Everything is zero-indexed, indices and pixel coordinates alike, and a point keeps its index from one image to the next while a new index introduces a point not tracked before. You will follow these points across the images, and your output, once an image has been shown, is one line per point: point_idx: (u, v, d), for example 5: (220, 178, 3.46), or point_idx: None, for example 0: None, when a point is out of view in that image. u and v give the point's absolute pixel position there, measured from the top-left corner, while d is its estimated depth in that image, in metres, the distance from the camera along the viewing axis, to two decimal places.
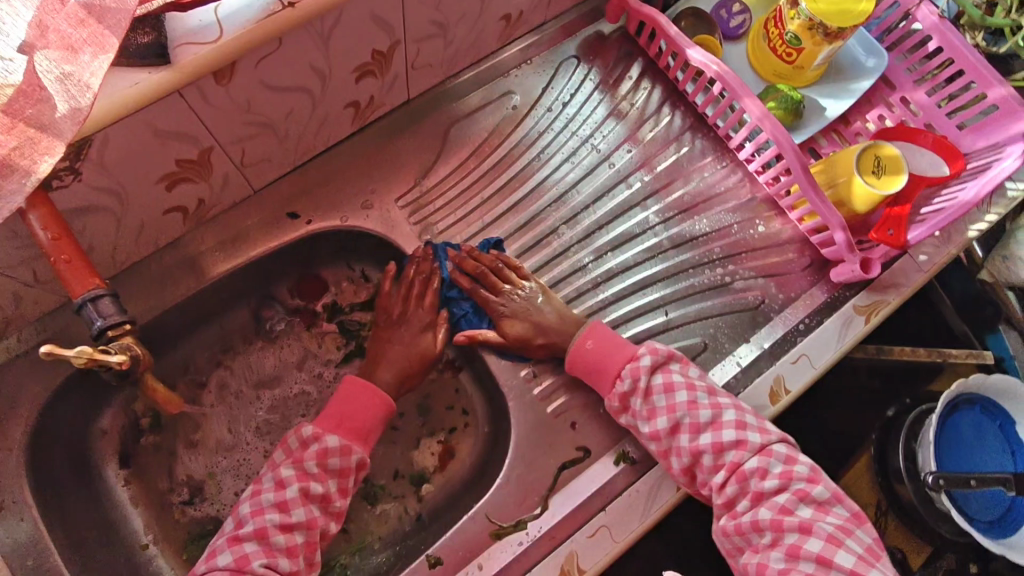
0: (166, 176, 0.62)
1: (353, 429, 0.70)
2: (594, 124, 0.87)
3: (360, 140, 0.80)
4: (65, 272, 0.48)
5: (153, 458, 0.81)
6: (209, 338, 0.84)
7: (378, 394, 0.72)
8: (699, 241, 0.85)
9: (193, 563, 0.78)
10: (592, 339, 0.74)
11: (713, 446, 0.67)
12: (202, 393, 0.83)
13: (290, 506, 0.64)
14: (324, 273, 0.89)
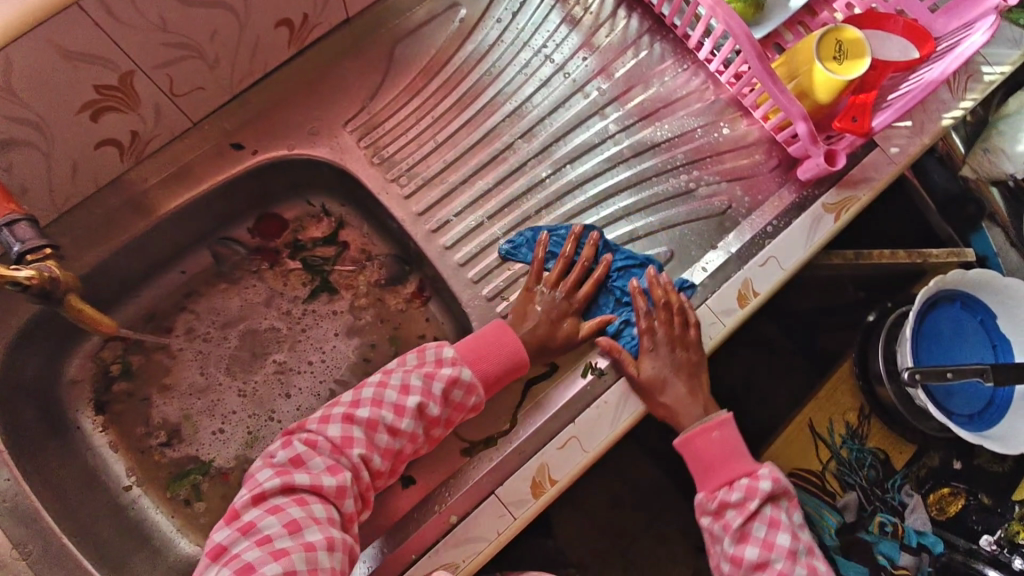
0: (88, 104, 0.60)
1: (490, 367, 0.68)
2: (547, 33, 0.84)
3: (301, 65, 0.77)
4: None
5: (127, 404, 0.81)
6: (171, 282, 0.83)
7: (515, 349, 0.69)
8: (662, 147, 0.83)
9: (176, 502, 0.79)
10: (718, 431, 0.70)
11: (786, 555, 0.63)
12: (169, 337, 0.83)
13: (399, 415, 0.63)
14: (283, 210, 0.87)
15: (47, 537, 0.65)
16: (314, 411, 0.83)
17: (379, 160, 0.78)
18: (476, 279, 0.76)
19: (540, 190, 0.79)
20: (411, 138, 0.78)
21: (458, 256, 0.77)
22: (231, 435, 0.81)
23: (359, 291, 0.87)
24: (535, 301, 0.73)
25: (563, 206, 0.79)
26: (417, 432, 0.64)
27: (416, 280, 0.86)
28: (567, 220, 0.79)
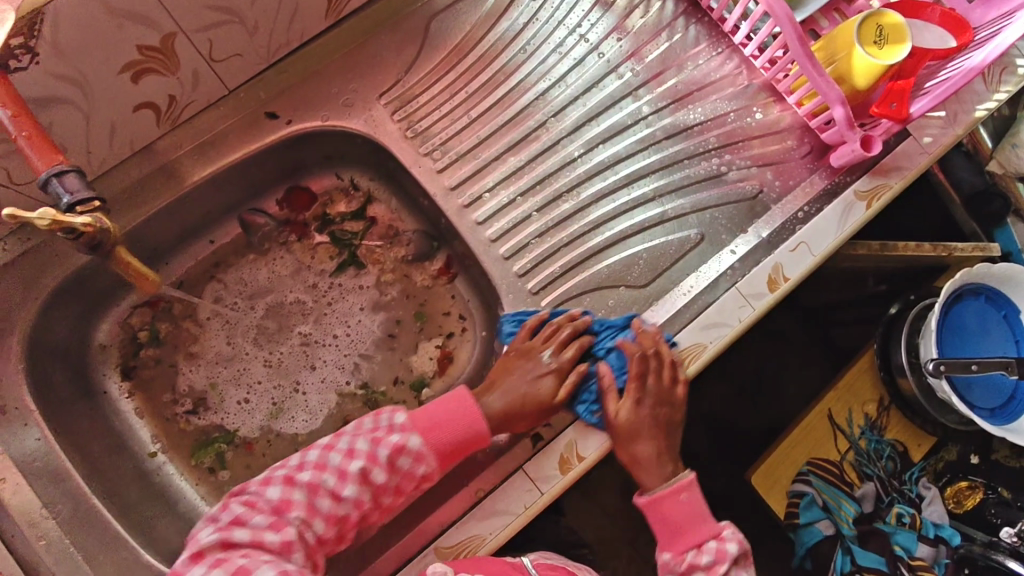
0: (130, 65, 0.60)
1: (441, 444, 0.64)
2: (582, 12, 0.83)
3: (336, 37, 0.76)
4: (29, 148, 0.50)
5: (154, 371, 0.81)
6: (199, 252, 0.83)
7: (473, 410, 0.65)
8: (694, 130, 0.82)
9: (202, 469, 0.79)
10: (686, 493, 0.65)
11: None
12: (197, 307, 0.83)
13: (347, 479, 0.61)
14: (313, 183, 0.87)
15: (78, 498, 0.65)
16: (339, 385, 0.84)
17: (412, 133, 0.77)
18: (507, 255, 0.77)
19: (571, 169, 0.79)
20: (444, 112, 0.78)
21: (489, 232, 0.77)
22: (256, 405, 0.82)
23: (386, 266, 0.87)
24: (528, 360, 0.70)
25: (594, 186, 0.79)
26: (361, 499, 0.61)
27: (444, 257, 0.87)
28: (597, 199, 0.79)
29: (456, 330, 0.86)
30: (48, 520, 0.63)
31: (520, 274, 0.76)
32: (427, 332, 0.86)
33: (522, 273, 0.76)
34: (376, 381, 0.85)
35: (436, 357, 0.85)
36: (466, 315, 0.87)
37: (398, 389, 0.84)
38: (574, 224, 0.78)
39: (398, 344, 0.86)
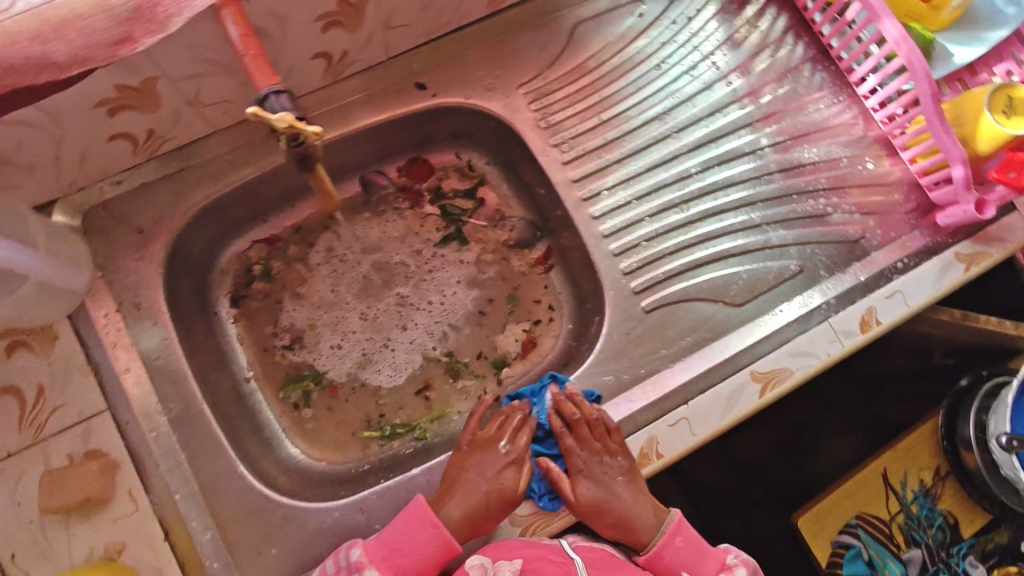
0: (324, 15, 0.63)
1: (402, 566, 0.63)
2: (716, 42, 0.87)
3: (491, 26, 0.81)
4: (253, 68, 0.52)
5: (262, 303, 0.86)
6: (321, 201, 0.88)
7: (432, 521, 0.64)
8: (806, 170, 0.85)
9: (288, 402, 0.83)
10: (610, 528, 0.68)
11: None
12: (310, 252, 0.88)
13: None
14: (433, 157, 0.91)
15: (188, 401, 0.69)
16: (427, 349, 0.88)
17: (545, 124, 0.82)
18: (616, 253, 0.80)
19: (685, 184, 0.83)
20: (576, 112, 0.83)
21: (602, 228, 0.81)
22: (348, 353, 0.86)
23: (487, 246, 0.91)
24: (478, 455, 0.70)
25: (705, 204, 0.83)
26: None
27: (544, 247, 0.91)
28: (705, 216, 0.82)
29: (544, 318, 0.89)
30: (162, 415, 0.67)
31: (626, 271, 0.80)
32: (516, 314, 0.89)
33: (627, 272, 0.80)
34: (461, 352, 0.88)
35: (521, 340, 0.89)
36: (555, 306, 0.90)
37: (480, 363, 0.88)
38: (680, 236, 0.81)
39: (487, 322, 0.89)
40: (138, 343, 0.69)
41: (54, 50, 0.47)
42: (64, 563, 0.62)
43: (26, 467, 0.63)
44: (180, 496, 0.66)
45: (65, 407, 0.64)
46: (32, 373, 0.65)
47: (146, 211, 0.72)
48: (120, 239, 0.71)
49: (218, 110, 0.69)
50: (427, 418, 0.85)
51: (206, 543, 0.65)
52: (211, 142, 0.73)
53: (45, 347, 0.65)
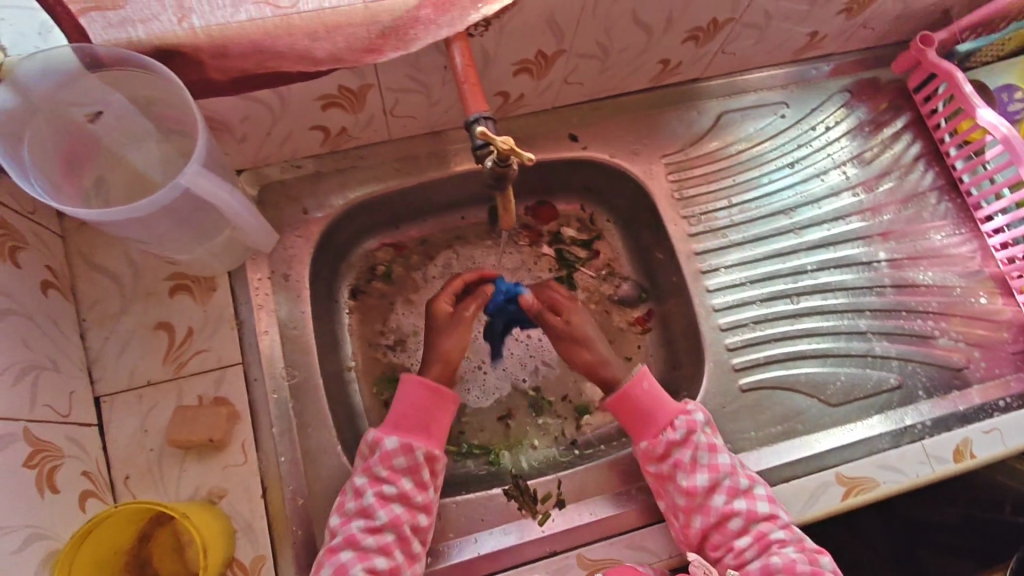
0: (521, 61, 0.71)
1: (418, 424, 0.72)
2: (851, 153, 0.91)
3: (647, 98, 0.88)
4: (467, 92, 0.57)
5: (377, 301, 0.89)
6: (451, 221, 0.93)
7: (429, 387, 0.72)
8: (918, 290, 0.87)
9: (380, 400, 0.85)
10: (647, 382, 0.74)
11: (747, 512, 0.68)
12: (429, 264, 0.92)
13: (371, 510, 0.66)
14: (557, 202, 0.94)
15: (309, 373, 0.75)
16: (516, 379, 0.90)
17: (678, 197, 0.88)
18: (723, 327, 0.83)
19: (799, 278, 0.86)
20: (708, 191, 0.88)
21: (713, 301, 0.84)
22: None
23: (593, 296, 0.92)
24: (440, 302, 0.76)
25: (815, 301, 0.85)
26: (399, 518, 0.67)
27: (645, 309, 0.92)
28: (812, 313, 0.85)
29: None
30: (286, 379, 0.73)
31: (731, 347, 0.82)
32: None
33: (732, 348, 0.82)
34: (547, 389, 0.90)
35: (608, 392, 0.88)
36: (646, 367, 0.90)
37: (563, 405, 0.90)
38: (786, 325, 0.84)
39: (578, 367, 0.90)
40: (279, 310, 0.75)
41: (318, 48, 0.55)
42: (171, 496, 0.65)
43: (160, 399, 0.68)
44: (284, 459, 0.70)
45: (207, 352, 0.70)
46: (187, 315, 0.71)
47: (314, 196, 0.80)
48: (285, 215, 0.78)
49: (400, 122, 0.77)
50: (503, 445, 0.87)
51: (297, 508, 0.69)
52: (383, 148, 0.81)
53: (204, 295, 0.71)
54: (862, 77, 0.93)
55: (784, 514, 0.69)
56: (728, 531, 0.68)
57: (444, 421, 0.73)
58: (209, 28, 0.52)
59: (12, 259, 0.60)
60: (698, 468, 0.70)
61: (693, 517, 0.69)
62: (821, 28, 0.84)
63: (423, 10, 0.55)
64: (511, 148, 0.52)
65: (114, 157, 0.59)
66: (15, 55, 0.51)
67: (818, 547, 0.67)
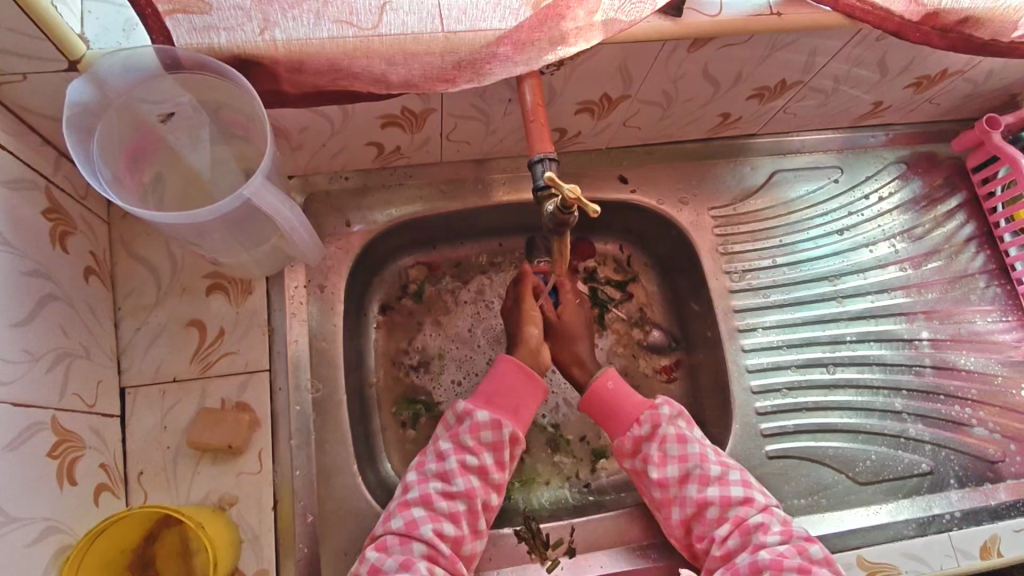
0: (585, 101, 0.71)
1: (507, 405, 0.70)
2: (902, 225, 0.90)
3: (701, 148, 0.87)
4: (533, 131, 0.57)
5: (404, 318, 0.88)
6: (486, 248, 0.91)
7: (525, 370, 0.72)
8: (959, 374, 0.84)
9: (398, 420, 0.83)
10: (611, 380, 0.75)
11: (719, 499, 0.67)
12: (461, 286, 0.90)
13: (451, 476, 0.65)
14: (595, 239, 0.93)
15: (333, 387, 0.74)
16: (536, 415, 0.88)
17: (722, 250, 0.86)
18: (755, 389, 0.81)
19: (836, 348, 0.84)
20: (752, 248, 0.87)
21: (747, 362, 0.83)
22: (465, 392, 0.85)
23: (622, 339, 0.90)
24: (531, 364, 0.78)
25: (851, 373, 0.83)
26: (473, 487, 0.66)
27: (674, 358, 0.90)
28: (847, 385, 0.83)
29: None
30: (310, 392, 0.72)
31: (761, 411, 0.81)
32: None
33: (762, 412, 0.81)
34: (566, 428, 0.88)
35: None
36: None
37: (581, 446, 0.87)
38: (820, 395, 0.82)
39: None
40: (310, 320, 0.75)
41: (393, 74, 0.56)
42: (182, 498, 0.65)
43: (184, 397, 0.67)
44: (299, 472, 0.69)
45: (236, 355, 0.69)
46: (219, 315, 0.70)
47: (359, 209, 0.79)
48: (328, 225, 0.78)
49: (454, 146, 0.77)
50: (516, 480, 0.84)
51: (305, 525, 0.68)
52: (432, 170, 0.81)
53: (239, 297, 0.71)
54: (919, 150, 0.92)
55: (761, 498, 0.68)
56: (707, 519, 0.67)
57: (534, 407, 0.72)
58: (290, 41, 0.53)
59: (60, 244, 0.60)
60: (668, 461, 0.70)
61: (671, 509, 0.69)
62: (885, 98, 0.83)
63: (501, 47, 0.56)
64: (578, 198, 0.50)
65: (173, 156, 0.60)
66: (97, 49, 0.51)
67: (807, 535, 0.65)
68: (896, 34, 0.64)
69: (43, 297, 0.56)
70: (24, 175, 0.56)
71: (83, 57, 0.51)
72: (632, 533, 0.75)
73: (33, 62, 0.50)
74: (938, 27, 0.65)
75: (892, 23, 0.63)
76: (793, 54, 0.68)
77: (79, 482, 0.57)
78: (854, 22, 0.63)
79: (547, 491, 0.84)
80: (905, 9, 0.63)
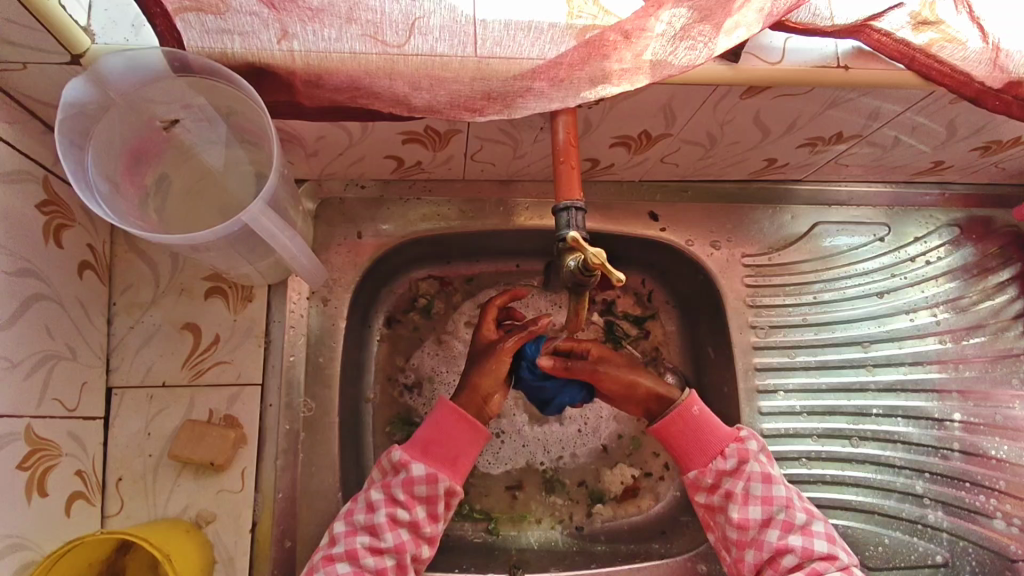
0: (622, 136, 0.66)
1: (445, 455, 0.65)
2: (948, 294, 0.83)
3: (739, 190, 0.82)
4: (562, 173, 0.52)
5: (408, 334, 0.84)
6: (503, 268, 0.86)
7: (465, 418, 0.66)
8: (988, 463, 0.79)
9: (389, 440, 0.80)
10: (698, 407, 0.68)
11: (801, 549, 0.63)
12: (471, 306, 0.85)
13: (380, 531, 0.61)
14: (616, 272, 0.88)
15: (326, 407, 0.71)
16: (535, 454, 0.83)
17: (751, 302, 0.81)
18: None
19: (861, 420, 0.79)
20: (783, 303, 0.82)
21: (764, 426, 0.78)
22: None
23: None
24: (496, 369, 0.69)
25: (872, 449, 0.79)
26: (401, 542, 0.62)
27: None
28: (867, 461, 0.78)
29: (657, 473, 0.84)
30: (302, 411, 0.69)
31: None
32: (635, 457, 0.85)
33: None
34: (565, 469, 0.84)
35: (626, 483, 0.83)
36: (671, 466, 0.85)
37: (579, 489, 0.83)
38: (837, 469, 0.78)
39: (602, 451, 0.85)
40: (307, 331, 0.71)
41: (417, 97, 0.52)
42: (159, 511, 0.62)
43: (171, 403, 0.65)
44: (282, 495, 0.66)
45: (229, 365, 0.66)
46: (216, 321, 0.67)
47: (373, 220, 0.75)
48: (338, 234, 0.74)
49: (478, 167, 0.72)
50: (507, 516, 0.81)
51: (282, 550, 0.65)
52: (453, 186, 0.77)
53: (238, 304, 0.68)
54: (975, 214, 0.85)
55: (842, 555, 0.63)
56: (782, 567, 0.63)
57: (470, 457, 0.66)
58: (309, 54, 0.49)
59: (55, 239, 0.57)
60: (750, 502, 0.65)
61: (746, 551, 0.64)
62: (948, 159, 0.76)
63: (536, 82, 0.52)
64: (601, 265, 0.46)
65: (179, 154, 0.57)
66: (102, 44, 0.47)
67: None
68: (973, 100, 0.58)
69: (28, 298, 0.53)
70: (20, 167, 0.53)
71: (87, 53, 0.47)
72: None
73: (32, 53, 0.46)
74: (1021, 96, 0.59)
75: (971, 88, 0.57)
76: (856, 107, 0.62)
77: (50, 493, 0.54)
78: (929, 83, 0.57)
79: (537, 531, 0.81)
80: (987, 74, 0.57)
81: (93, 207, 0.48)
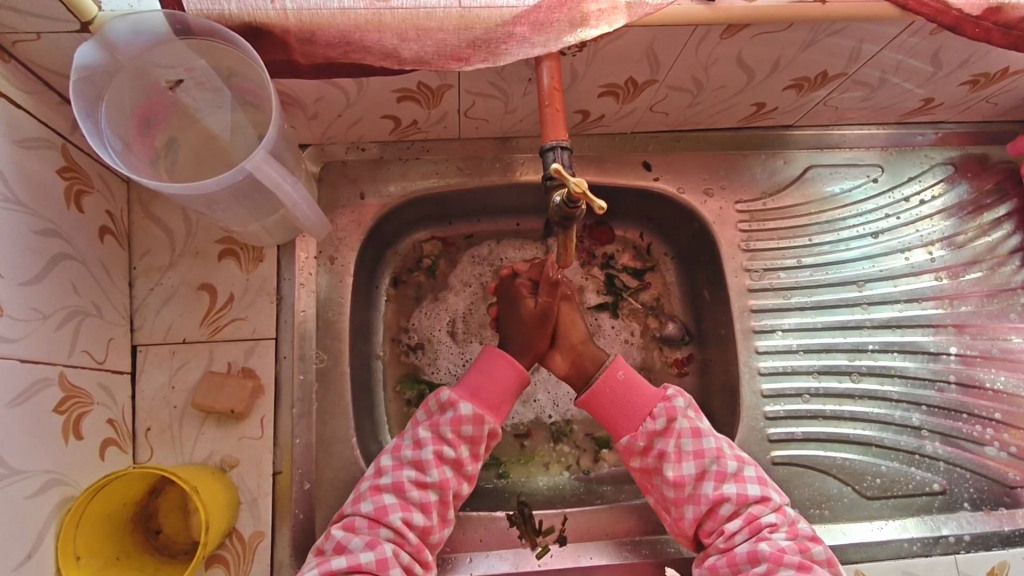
0: (609, 83, 0.67)
1: (490, 399, 0.68)
2: (942, 231, 0.85)
3: (732, 137, 0.83)
4: (547, 116, 0.54)
5: (413, 293, 0.86)
6: (503, 226, 0.89)
7: (515, 365, 0.70)
8: (985, 394, 0.80)
9: (398, 398, 0.83)
10: (622, 372, 0.70)
11: (736, 496, 0.64)
12: (475, 265, 0.88)
13: (426, 467, 0.65)
14: (615, 227, 0.89)
15: (336, 360, 0.74)
16: (543, 409, 0.87)
17: (744, 246, 0.83)
18: (765, 394, 0.79)
19: (857, 356, 0.81)
20: (777, 246, 0.84)
21: (761, 364, 0.80)
22: (466, 375, 0.84)
23: (637, 330, 0.87)
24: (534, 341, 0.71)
25: (870, 384, 0.81)
26: (445, 480, 0.65)
27: (686, 352, 0.87)
28: (864, 396, 0.80)
29: None
30: (314, 362, 0.73)
31: (769, 417, 0.78)
32: None
33: (770, 417, 0.78)
34: (571, 418, 0.87)
35: None
36: None
37: (585, 436, 0.86)
38: (835, 404, 0.80)
39: None
40: (315, 288, 0.75)
41: (405, 49, 0.55)
42: (185, 456, 0.66)
43: (192, 358, 0.69)
44: (299, 442, 0.70)
45: (244, 321, 0.70)
46: (229, 281, 0.71)
47: (375, 182, 0.78)
48: (342, 196, 0.78)
49: (472, 124, 0.75)
50: (516, 461, 0.84)
51: (302, 492, 0.69)
52: (450, 146, 0.79)
53: (250, 264, 0.71)
54: (969, 152, 0.85)
55: (774, 496, 0.65)
56: (720, 517, 0.64)
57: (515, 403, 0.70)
58: (301, 12, 0.52)
59: (75, 203, 0.61)
60: (684, 458, 0.66)
61: (684, 507, 0.65)
62: (937, 95, 0.77)
63: (518, 28, 0.55)
64: (583, 193, 0.48)
65: (184, 118, 0.60)
66: (108, 11, 0.50)
67: (811, 534, 0.64)
68: (953, 29, 0.59)
69: (56, 255, 0.57)
70: (39, 134, 0.56)
71: (94, 19, 0.50)
72: (626, 528, 0.74)
73: (44, 22, 0.49)
74: (1000, 23, 0.60)
75: (949, 16, 0.58)
76: (836, 45, 0.64)
77: (84, 437, 0.59)
78: (908, 14, 0.58)
79: (546, 475, 0.84)
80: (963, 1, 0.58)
81: (105, 159, 0.51)
